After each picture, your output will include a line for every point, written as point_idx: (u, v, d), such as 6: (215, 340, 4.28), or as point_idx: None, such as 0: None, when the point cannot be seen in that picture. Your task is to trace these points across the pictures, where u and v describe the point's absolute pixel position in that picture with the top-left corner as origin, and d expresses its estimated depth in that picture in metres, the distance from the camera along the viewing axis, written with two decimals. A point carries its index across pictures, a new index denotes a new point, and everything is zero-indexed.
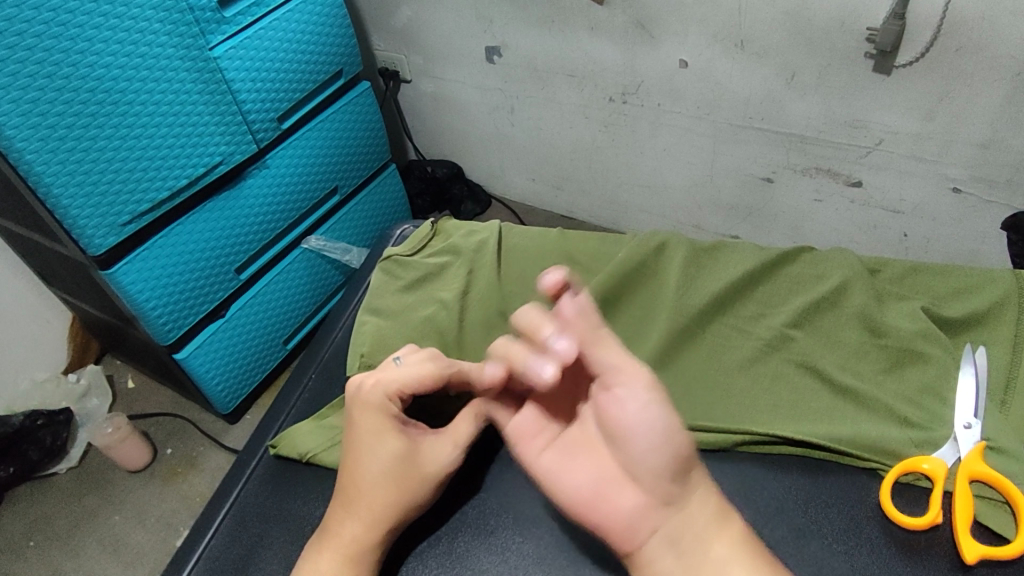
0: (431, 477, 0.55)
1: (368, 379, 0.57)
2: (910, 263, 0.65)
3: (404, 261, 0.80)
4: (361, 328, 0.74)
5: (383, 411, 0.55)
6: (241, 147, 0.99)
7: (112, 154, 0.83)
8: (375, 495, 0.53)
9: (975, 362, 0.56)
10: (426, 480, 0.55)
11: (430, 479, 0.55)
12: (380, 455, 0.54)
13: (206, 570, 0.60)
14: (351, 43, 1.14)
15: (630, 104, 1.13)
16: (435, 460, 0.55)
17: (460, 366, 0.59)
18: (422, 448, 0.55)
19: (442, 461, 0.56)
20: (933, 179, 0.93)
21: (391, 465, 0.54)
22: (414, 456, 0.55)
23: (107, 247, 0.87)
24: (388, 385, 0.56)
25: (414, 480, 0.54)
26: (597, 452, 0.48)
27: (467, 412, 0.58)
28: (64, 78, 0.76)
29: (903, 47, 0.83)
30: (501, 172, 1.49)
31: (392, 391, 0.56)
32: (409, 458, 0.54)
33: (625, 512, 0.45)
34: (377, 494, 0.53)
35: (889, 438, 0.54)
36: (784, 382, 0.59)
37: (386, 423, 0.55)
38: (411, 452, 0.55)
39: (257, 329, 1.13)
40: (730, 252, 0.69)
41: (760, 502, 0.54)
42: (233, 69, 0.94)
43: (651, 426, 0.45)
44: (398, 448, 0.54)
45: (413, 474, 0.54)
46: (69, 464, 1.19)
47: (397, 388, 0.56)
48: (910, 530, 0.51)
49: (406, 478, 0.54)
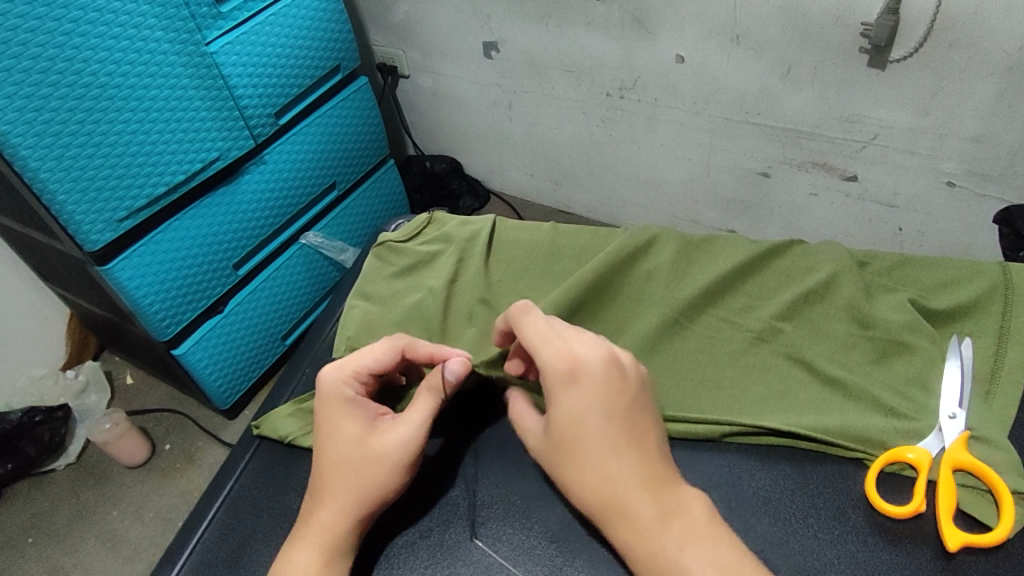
0: (394, 462, 0.53)
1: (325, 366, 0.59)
2: (899, 256, 0.66)
3: (398, 248, 0.81)
4: (349, 311, 0.74)
5: (335, 395, 0.56)
6: (238, 142, 1.00)
7: (107, 150, 0.83)
8: (335, 481, 0.53)
9: (961, 353, 0.57)
10: (384, 464, 0.53)
11: (388, 462, 0.53)
12: (336, 439, 0.54)
13: (199, 563, 0.60)
14: (348, 39, 1.15)
15: (627, 99, 1.13)
16: (390, 442, 0.54)
17: (417, 349, 0.59)
18: (379, 430, 0.55)
19: (395, 444, 0.53)
20: (928, 173, 0.93)
21: (345, 447, 0.54)
22: (370, 439, 0.54)
23: (104, 243, 0.87)
24: (341, 369, 0.57)
25: (372, 464, 0.53)
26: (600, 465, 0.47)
27: (424, 390, 0.56)
28: (59, 74, 0.76)
29: (897, 42, 0.83)
30: (499, 167, 1.49)
31: (347, 375, 0.57)
32: (363, 442, 0.54)
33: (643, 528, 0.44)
34: (336, 479, 0.53)
35: (877, 429, 0.55)
36: (772, 373, 0.60)
37: (340, 408, 0.56)
38: (366, 434, 0.54)
39: (255, 324, 1.14)
40: (720, 245, 0.70)
41: (748, 493, 0.54)
42: (229, 64, 0.94)
43: (589, 422, 0.47)
44: (351, 430, 0.54)
45: (369, 458, 0.53)
46: (67, 460, 1.20)
47: (353, 373, 0.57)
48: (894, 519, 0.51)
49: (364, 462, 0.53)
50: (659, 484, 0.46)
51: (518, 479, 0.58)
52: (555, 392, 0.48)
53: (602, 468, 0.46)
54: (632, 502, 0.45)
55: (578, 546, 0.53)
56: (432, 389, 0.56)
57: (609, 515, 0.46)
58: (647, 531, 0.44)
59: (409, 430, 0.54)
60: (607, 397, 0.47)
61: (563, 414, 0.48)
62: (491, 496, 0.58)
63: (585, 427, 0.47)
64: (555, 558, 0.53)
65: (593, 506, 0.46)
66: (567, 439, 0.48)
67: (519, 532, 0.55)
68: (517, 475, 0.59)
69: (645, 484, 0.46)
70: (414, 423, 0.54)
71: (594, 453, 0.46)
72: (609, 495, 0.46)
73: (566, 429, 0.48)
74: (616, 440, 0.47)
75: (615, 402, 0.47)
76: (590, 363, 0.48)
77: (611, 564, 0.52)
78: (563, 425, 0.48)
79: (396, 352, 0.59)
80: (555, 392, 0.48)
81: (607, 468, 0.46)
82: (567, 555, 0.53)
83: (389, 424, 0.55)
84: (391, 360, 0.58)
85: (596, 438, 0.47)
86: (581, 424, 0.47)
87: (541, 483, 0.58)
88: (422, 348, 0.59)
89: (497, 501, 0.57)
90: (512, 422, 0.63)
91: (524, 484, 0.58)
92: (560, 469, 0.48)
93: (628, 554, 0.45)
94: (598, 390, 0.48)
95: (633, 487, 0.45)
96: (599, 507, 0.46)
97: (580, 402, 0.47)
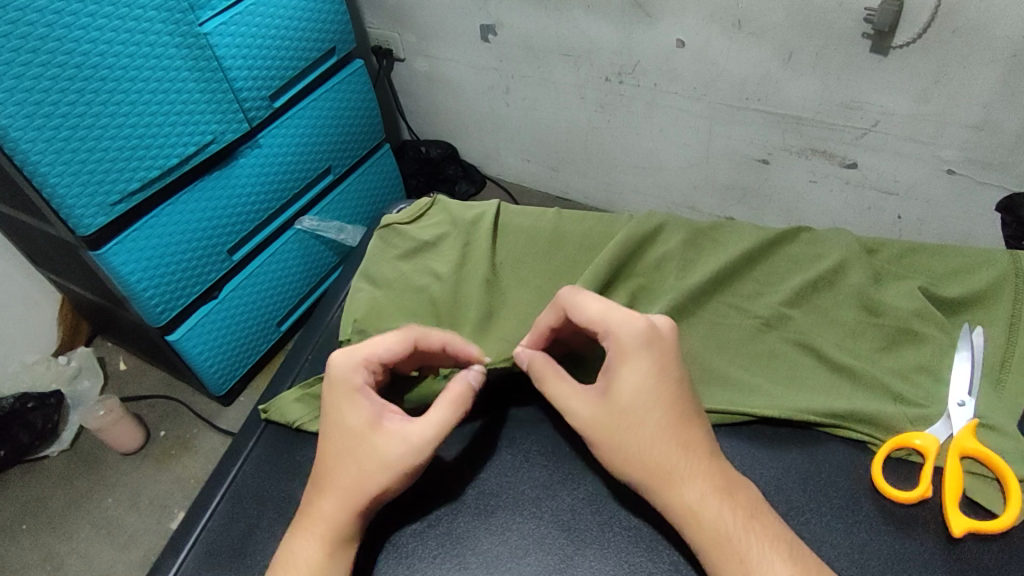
0: (399, 465, 0.52)
1: (335, 350, 0.57)
2: (908, 243, 0.66)
3: (403, 230, 0.78)
4: (355, 295, 0.72)
5: (349, 382, 0.55)
6: (232, 126, 0.98)
7: (100, 133, 0.81)
8: (338, 473, 0.52)
9: (971, 343, 0.56)
10: (387, 464, 0.52)
11: (394, 467, 0.52)
12: (340, 429, 0.53)
13: (203, 552, 0.59)
14: (343, 21, 1.12)
15: (626, 84, 1.12)
16: (392, 446, 0.52)
17: (427, 334, 0.58)
18: (381, 427, 0.53)
19: (397, 450, 0.52)
20: (928, 161, 0.93)
21: (349, 439, 0.53)
22: (375, 438, 0.53)
23: (97, 227, 0.86)
24: (353, 355, 0.56)
25: (374, 463, 0.52)
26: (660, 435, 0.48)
27: (445, 399, 0.54)
28: (49, 53, 0.74)
29: (901, 28, 0.82)
30: (496, 152, 1.48)
31: (358, 362, 0.56)
32: (366, 436, 0.53)
33: (702, 502, 0.46)
34: (343, 471, 0.52)
35: (884, 413, 0.55)
36: (780, 359, 0.60)
37: (349, 397, 0.54)
38: (371, 430, 0.53)
39: (249, 310, 1.12)
40: (727, 233, 0.69)
41: (760, 482, 0.54)
42: (223, 45, 0.92)
43: (658, 390, 0.49)
44: (355, 422, 0.53)
45: (371, 455, 0.52)
46: (60, 447, 1.18)
47: (364, 357, 0.56)
48: (900, 504, 0.52)
49: (367, 459, 0.52)
50: (707, 456, 0.48)
51: (528, 467, 0.58)
52: (628, 354, 0.50)
53: (666, 438, 0.48)
54: (695, 469, 0.47)
55: (589, 536, 0.53)
56: (454, 401, 0.55)
57: (665, 483, 0.47)
58: (709, 498, 0.46)
59: (414, 439, 0.53)
60: (674, 361, 0.51)
61: (634, 377, 0.50)
62: (500, 484, 0.57)
63: (659, 402, 0.49)
64: (566, 546, 0.53)
65: (652, 476, 0.48)
66: (633, 412, 0.49)
67: (529, 520, 0.55)
68: (528, 462, 0.59)
69: (699, 456, 0.48)
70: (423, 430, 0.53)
71: (656, 425, 0.48)
72: (665, 460, 0.48)
73: (634, 397, 0.49)
74: (684, 414, 0.49)
75: (682, 372, 0.51)
76: (662, 330, 0.52)
77: (622, 555, 0.52)
78: (631, 393, 0.50)
79: (410, 344, 0.57)
80: (631, 354, 0.50)
81: (658, 446, 0.48)
82: (579, 542, 0.53)
83: (392, 424, 0.53)
84: (403, 351, 0.57)
85: (660, 403, 0.49)
86: (654, 396, 0.49)
87: (550, 471, 0.58)
88: (435, 335, 0.59)
89: (507, 490, 0.57)
90: (520, 413, 0.62)
91: (536, 472, 0.58)
92: (618, 434, 0.49)
93: (689, 523, 0.46)
94: (668, 356, 0.51)
95: (690, 456, 0.48)
96: (646, 478, 0.48)
97: (655, 368, 0.50)
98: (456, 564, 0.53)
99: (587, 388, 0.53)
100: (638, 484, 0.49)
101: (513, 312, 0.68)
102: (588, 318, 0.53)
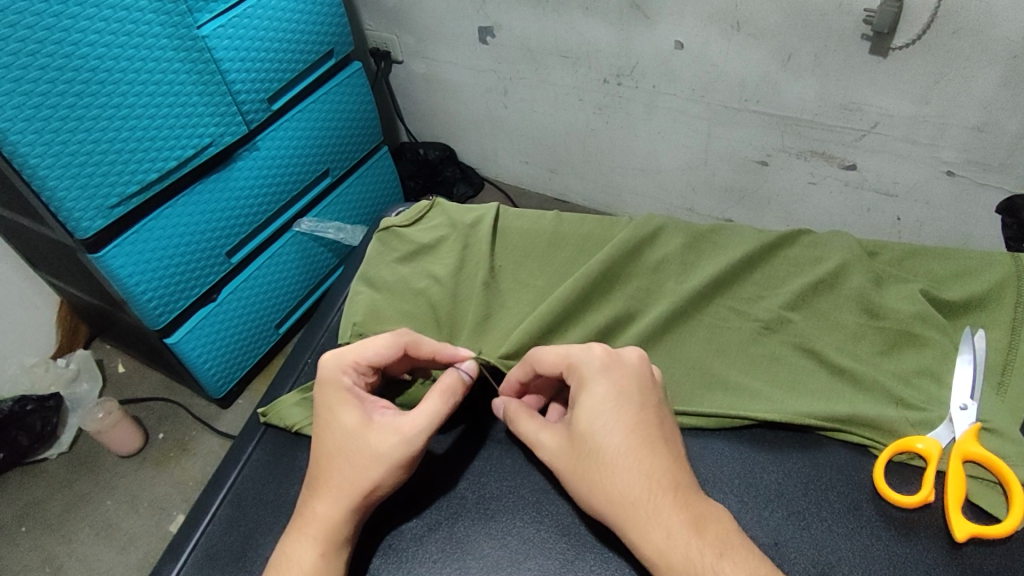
0: (390, 459, 0.52)
1: (327, 351, 0.58)
2: (908, 246, 0.66)
3: (402, 233, 0.78)
4: (354, 298, 0.72)
5: (338, 384, 0.55)
6: (231, 128, 0.98)
7: (99, 135, 0.81)
8: (332, 472, 0.52)
9: (974, 346, 0.56)
10: (380, 459, 0.52)
11: (388, 464, 0.52)
12: (333, 429, 0.54)
13: (202, 556, 0.59)
14: (341, 23, 1.12)
15: (624, 85, 1.12)
16: (385, 442, 0.52)
17: (417, 337, 0.59)
18: (374, 424, 0.53)
19: (389, 445, 0.52)
20: (928, 162, 0.93)
21: (342, 437, 0.53)
22: (366, 434, 0.53)
23: (95, 230, 0.85)
24: (341, 357, 0.57)
25: (367, 458, 0.52)
26: (623, 463, 0.47)
27: (435, 392, 0.55)
28: (48, 57, 0.73)
29: (900, 29, 0.82)
30: (495, 154, 1.48)
31: (346, 364, 0.57)
32: (358, 433, 0.53)
33: (668, 537, 0.44)
34: (333, 471, 0.52)
35: (884, 416, 0.55)
36: (780, 362, 0.60)
37: (340, 396, 0.55)
38: (362, 427, 0.53)
39: (246, 313, 1.12)
40: (728, 236, 0.69)
41: (760, 486, 0.54)
42: (221, 48, 0.92)
43: (617, 416, 0.49)
44: (349, 421, 0.53)
45: (363, 450, 0.52)
46: (58, 450, 1.18)
47: (351, 360, 0.57)
48: (902, 508, 0.51)
49: (359, 455, 0.52)
50: (679, 486, 0.46)
51: (529, 471, 0.58)
52: (586, 383, 0.51)
53: (628, 467, 0.47)
54: (659, 505, 0.45)
55: (589, 540, 0.53)
56: (444, 392, 0.55)
57: (632, 518, 0.46)
58: (680, 533, 0.44)
59: (406, 434, 0.52)
60: (636, 388, 0.50)
61: (591, 405, 0.49)
62: (501, 489, 0.57)
63: (617, 427, 0.48)
64: (567, 551, 0.53)
65: (618, 509, 0.46)
66: (591, 438, 0.49)
67: (529, 525, 0.55)
68: (529, 466, 0.58)
69: (669, 486, 0.46)
70: (415, 424, 0.53)
71: (615, 451, 0.47)
72: (632, 492, 0.46)
73: (592, 423, 0.49)
74: (645, 440, 0.48)
75: (646, 398, 0.50)
76: (624, 360, 0.52)
77: (623, 559, 0.52)
78: (588, 419, 0.49)
79: (399, 345, 0.57)
80: (588, 382, 0.50)
81: (620, 478, 0.47)
82: (579, 547, 0.53)
83: (385, 421, 0.53)
84: (392, 352, 0.57)
85: (621, 426, 0.48)
86: (612, 421, 0.48)
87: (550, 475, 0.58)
88: (426, 342, 0.59)
89: (508, 494, 0.57)
90: None
91: (536, 476, 0.58)
92: (581, 465, 0.49)
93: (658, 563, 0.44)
94: (627, 382, 0.50)
95: (658, 487, 0.46)
96: (615, 512, 0.47)
97: (611, 394, 0.49)
98: (456, 569, 0.53)
99: (556, 427, 0.53)
100: (608, 519, 0.47)
101: (513, 315, 0.68)
102: (549, 362, 0.54)
